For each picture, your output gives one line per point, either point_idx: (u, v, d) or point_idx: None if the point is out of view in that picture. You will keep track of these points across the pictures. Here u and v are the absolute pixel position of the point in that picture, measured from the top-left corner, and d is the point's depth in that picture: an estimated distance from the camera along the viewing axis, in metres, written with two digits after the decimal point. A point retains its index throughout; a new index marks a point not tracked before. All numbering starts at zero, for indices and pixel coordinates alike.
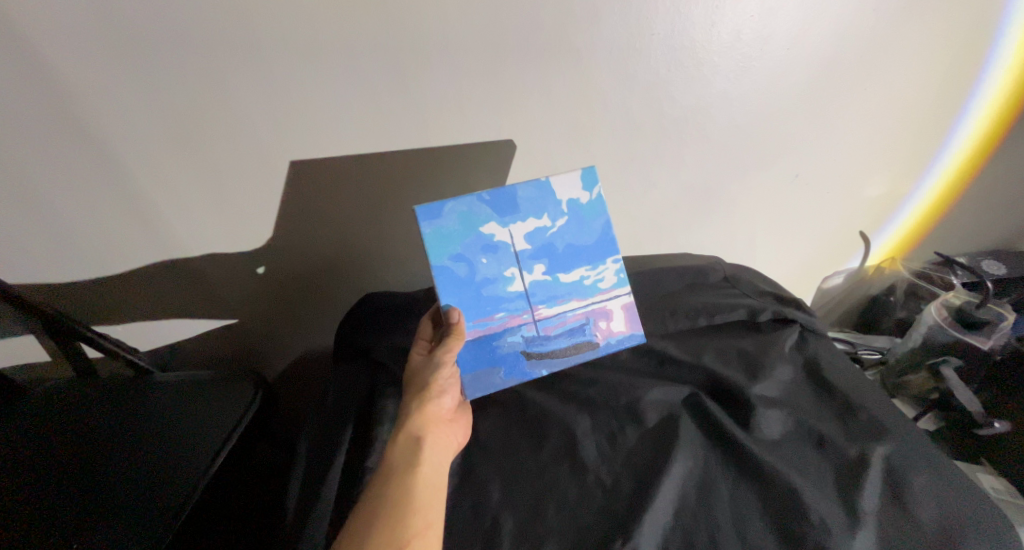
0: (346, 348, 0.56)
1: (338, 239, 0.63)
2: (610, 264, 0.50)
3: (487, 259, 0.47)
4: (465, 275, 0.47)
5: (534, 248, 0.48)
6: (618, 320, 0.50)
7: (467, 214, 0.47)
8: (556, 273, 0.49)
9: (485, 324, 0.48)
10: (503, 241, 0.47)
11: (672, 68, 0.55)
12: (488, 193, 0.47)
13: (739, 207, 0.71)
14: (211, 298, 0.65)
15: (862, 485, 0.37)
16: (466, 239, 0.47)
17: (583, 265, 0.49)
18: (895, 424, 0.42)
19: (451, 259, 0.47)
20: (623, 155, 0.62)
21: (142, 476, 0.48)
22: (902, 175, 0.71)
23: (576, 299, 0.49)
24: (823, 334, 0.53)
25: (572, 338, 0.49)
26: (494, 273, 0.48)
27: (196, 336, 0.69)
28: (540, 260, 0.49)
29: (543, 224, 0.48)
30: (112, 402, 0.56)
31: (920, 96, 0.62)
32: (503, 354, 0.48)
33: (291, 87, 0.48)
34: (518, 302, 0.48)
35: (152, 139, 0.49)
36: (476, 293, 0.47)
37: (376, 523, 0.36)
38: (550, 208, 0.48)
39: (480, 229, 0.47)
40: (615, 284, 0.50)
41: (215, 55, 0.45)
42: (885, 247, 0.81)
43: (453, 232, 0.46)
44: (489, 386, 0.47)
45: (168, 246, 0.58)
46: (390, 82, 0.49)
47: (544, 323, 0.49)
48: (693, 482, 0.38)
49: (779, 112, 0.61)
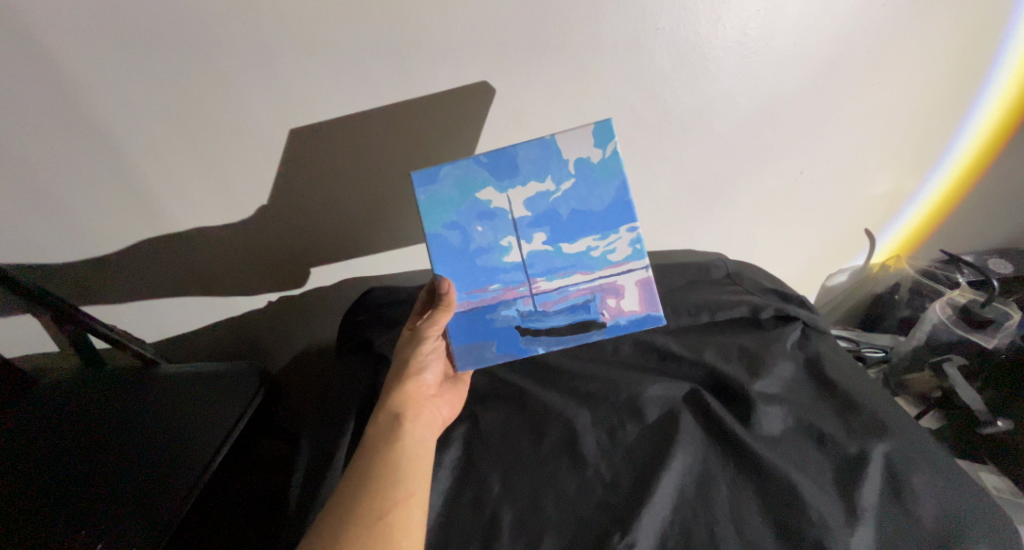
0: (351, 340, 0.57)
1: (342, 234, 0.64)
2: (622, 233, 0.49)
3: (484, 227, 0.49)
4: (461, 244, 0.49)
5: (535, 214, 0.49)
6: (630, 299, 0.50)
7: (465, 178, 0.48)
8: (559, 244, 0.49)
9: (479, 295, 0.50)
10: (500, 207, 0.49)
11: (676, 64, 0.55)
12: (487, 155, 0.48)
13: (744, 203, 0.71)
14: (216, 287, 0.66)
15: (861, 482, 0.37)
16: (463, 207, 0.48)
17: (590, 235, 0.49)
18: (898, 422, 0.42)
19: (447, 226, 0.49)
20: (627, 150, 0.62)
21: (149, 462, 0.49)
22: (909, 171, 0.71)
23: (580, 272, 0.50)
24: (826, 331, 0.53)
25: (574, 315, 0.50)
26: (492, 242, 0.49)
27: (208, 329, 0.71)
28: (541, 228, 0.49)
29: (546, 189, 0.48)
30: (117, 391, 0.57)
31: (928, 92, 0.62)
32: (499, 329, 0.50)
33: (296, 80, 0.49)
34: (516, 274, 0.50)
35: (156, 130, 0.50)
36: (471, 264, 0.49)
37: (363, 491, 0.37)
38: (553, 169, 0.48)
39: (477, 192, 0.48)
40: (628, 257, 0.49)
41: (219, 44, 0.45)
42: (891, 244, 0.80)
43: (449, 197, 0.49)
44: (483, 357, 0.50)
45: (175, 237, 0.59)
46: (392, 76, 0.50)
47: (542, 299, 0.50)
48: (693, 478, 0.38)
49: (786, 107, 0.61)
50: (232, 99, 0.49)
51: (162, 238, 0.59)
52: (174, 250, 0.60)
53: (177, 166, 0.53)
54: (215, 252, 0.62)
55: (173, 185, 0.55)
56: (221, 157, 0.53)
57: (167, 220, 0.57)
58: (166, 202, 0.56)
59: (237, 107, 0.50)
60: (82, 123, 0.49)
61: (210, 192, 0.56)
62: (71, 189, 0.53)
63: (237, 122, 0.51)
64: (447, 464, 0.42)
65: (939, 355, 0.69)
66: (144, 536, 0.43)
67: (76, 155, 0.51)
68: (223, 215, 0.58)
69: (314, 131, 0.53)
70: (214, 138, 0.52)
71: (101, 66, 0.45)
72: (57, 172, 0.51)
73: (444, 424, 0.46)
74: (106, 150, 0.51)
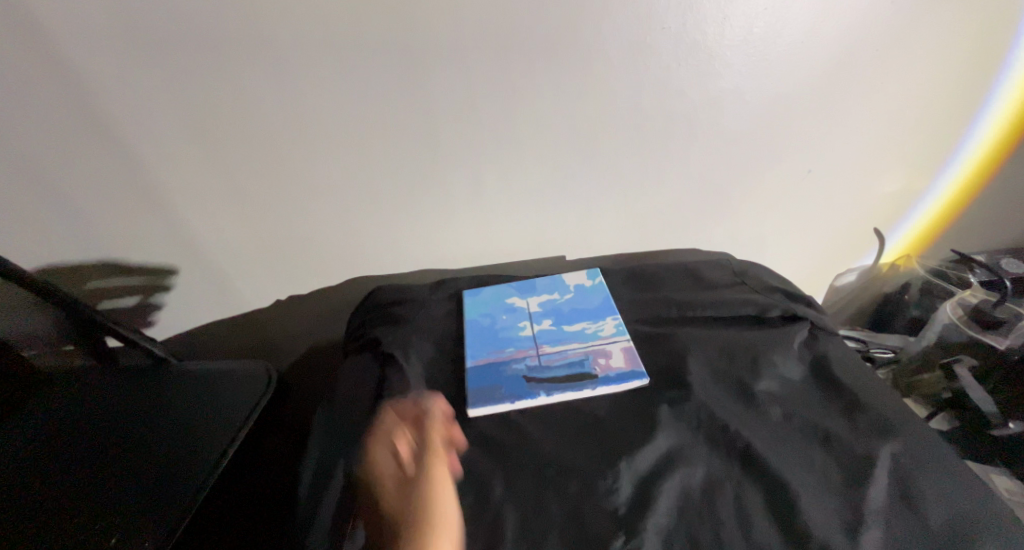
0: (358, 339, 0.57)
1: (351, 224, 0.68)
2: (611, 321, 0.55)
3: (507, 315, 0.58)
4: (488, 324, 0.57)
5: (544, 309, 0.58)
6: (617, 358, 0.50)
7: (498, 293, 0.62)
8: (561, 324, 0.56)
9: (496, 354, 0.52)
10: (520, 306, 0.60)
11: (681, 62, 0.56)
12: (515, 284, 0.64)
13: (750, 202, 0.71)
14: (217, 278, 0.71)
15: (868, 483, 0.37)
16: (494, 305, 0.60)
17: (584, 321, 0.56)
18: (907, 423, 0.42)
19: (480, 315, 0.58)
20: (629, 147, 0.64)
21: (161, 461, 0.50)
22: (920, 169, 0.70)
23: (577, 341, 0.53)
24: (833, 331, 0.52)
25: (571, 369, 0.49)
26: (510, 323, 0.57)
27: (224, 318, 0.75)
28: (548, 317, 0.57)
29: (554, 297, 0.60)
30: (134, 388, 0.59)
31: (940, 91, 0.61)
32: (508, 376, 0.49)
33: (310, 75, 0.54)
34: (526, 341, 0.54)
35: (164, 126, 0.56)
36: (493, 335, 0.55)
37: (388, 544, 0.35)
38: (560, 289, 0.62)
39: (505, 299, 0.61)
40: (615, 332, 0.53)
41: (247, 40, 0.51)
42: (901, 243, 0.79)
43: (484, 301, 0.61)
44: (490, 398, 0.47)
45: (179, 226, 0.64)
46: (400, 78, 0.55)
47: (546, 356, 0.51)
48: (698, 481, 0.38)
49: (794, 105, 0.61)
50: (244, 95, 0.55)
51: (168, 227, 0.64)
52: (180, 240, 0.66)
53: (188, 157, 0.59)
54: (219, 242, 0.67)
55: (185, 174, 0.60)
56: (232, 147, 0.59)
57: (172, 210, 0.63)
58: (172, 191, 0.62)
59: (247, 98, 0.55)
60: (92, 117, 0.54)
61: (218, 183, 0.61)
62: (86, 180, 0.58)
63: (248, 114, 0.56)
64: (452, 464, 0.42)
65: (949, 355, 0.68)
66: (157, 532, 0.43)
67: (91, 149, 0.56)
68: (235, 203, 0.64)
69: (336, 129, 0.59)
70: (226, 128, 0.57)
71: (120, 65, 0.51)
72: (73, 164, 0.57)
73: (448, 423, 0.46)
74: (114, 142, 0.56)
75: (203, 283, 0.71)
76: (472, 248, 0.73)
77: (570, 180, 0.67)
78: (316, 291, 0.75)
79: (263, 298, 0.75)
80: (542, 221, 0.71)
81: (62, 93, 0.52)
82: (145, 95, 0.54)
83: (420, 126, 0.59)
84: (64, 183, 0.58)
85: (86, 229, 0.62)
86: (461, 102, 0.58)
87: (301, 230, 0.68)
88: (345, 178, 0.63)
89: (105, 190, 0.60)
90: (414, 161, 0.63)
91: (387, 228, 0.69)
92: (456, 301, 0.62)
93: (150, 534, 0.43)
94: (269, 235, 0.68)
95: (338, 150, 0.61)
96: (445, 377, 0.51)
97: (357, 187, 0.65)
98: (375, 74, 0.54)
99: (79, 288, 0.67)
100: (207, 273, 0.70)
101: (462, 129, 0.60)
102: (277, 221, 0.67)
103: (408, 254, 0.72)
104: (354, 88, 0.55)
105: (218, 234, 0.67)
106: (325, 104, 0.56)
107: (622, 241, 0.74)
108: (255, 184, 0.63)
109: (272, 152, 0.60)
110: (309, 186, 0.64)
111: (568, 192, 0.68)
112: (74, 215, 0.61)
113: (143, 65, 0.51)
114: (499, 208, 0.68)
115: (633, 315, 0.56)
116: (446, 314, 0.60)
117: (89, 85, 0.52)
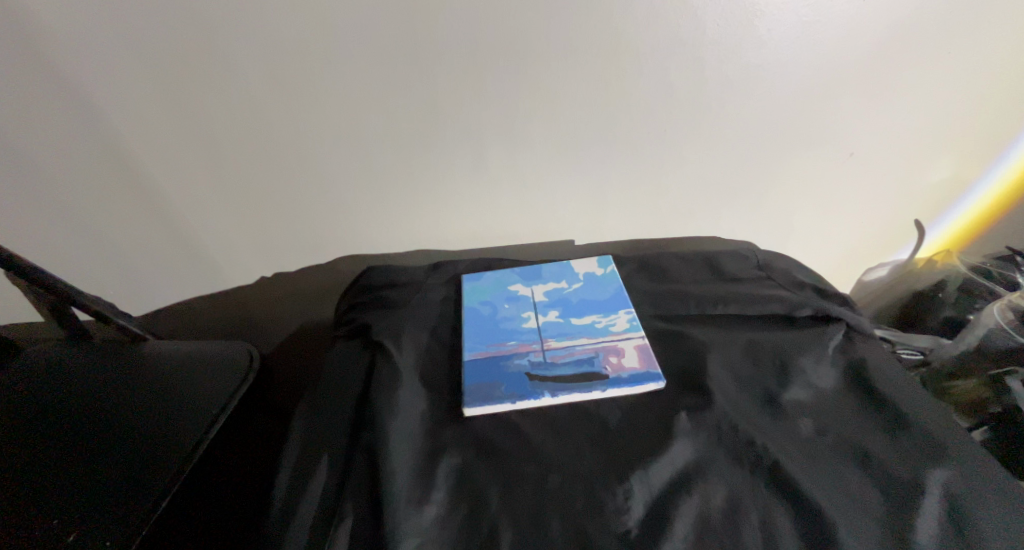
0: (346, 324, 0.53)
1: (343, 198, 0.63)
2: (623, 314, 0.50)
3: (509, 304, 0.53)
4: (489, 314, 0.52)
5: (550, 299, 0.53)
6: (630, 357, 0.45)
7: (501, 279, 0.57)
8: (568, 317, 0.51)
9: (496, 348, 0.48)
10: (524, 294, 0.55)
11: (722, 24, 0.50)
12: (520, 270, 0.59)
13: (778, 187, 0.66)
14: (196, 252, 0.66)
15: (916, 512, 0.33)
16: (495, 293, 0.55)
17: (594, 314, 0.51)
18: (959, 444, 0.37)
19: (479, 303, 0.53)
20: (656, 121, 0.58)
21: (122, 450, 0.45)
22: (974, 157, 0.63)
23: (585, 337, 0.48)
24: (871, 335, 0.47)
25: (579, 367, 0.45)
26: (513, 314, 0.52)
27: (205, 293, 0.70)
28: (555, 308, 0.52)
29: (560, 286, 0.55)
30: (105, 369, 0.54)
31: (1009, 66, 0.54)
32: (509, 372, 0.45)
33: (299, 25, 0.47)
34: (529, 334, 0.49)
35: (131, 77, 0.49)
36: (494, 326, 0.50)
37: None
38: (568, 277, 0.57)
39: (508, 286, 0.56)
40: (627, 328, 0.48)
41: None
42: (942, 236, 0.73)
43: (486, 288, 0.56)
44: (489, 396, 0.42)
45: (154, 191, 0.59)
46: (399, 32, 0.48)
47: (551, 352, 0.47)
48: (720, 502, 0.34)
49: (841, 75, 0.55)
50: (221, 45, 0.48)
51: (141, 190, 0.59)
52: (155, 208, 0.60)
53: (158, 115, 0.53)
54: (197, 212, 0.62)
55: (154, 134, 0.54)
56: (207, 105, 0.52)
57: (144, 172, 0.57)
58: (141, 153, 0.56)
59: (226, 49, 0.48)
60: (48, 64, 0.48)
61: (190, 144, 0.55)
62: (46, 136, 0.53)
63: (225, 68, 0.50)
64: (444, 470, 0.37)
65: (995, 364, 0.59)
66: (127, 528, 0.39)
67: (48, 101, 0.50)
68: (211, 168, 0.58)
69: (328, 89, 0.52)
70: (200, 84, 0.51)
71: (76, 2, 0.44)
72: (32, 116, 0.51)
73: (440, 423, 0.41)
74: (74, 93, 0.50)
75: (182, 256, 0.66)
76: (473, 228, 0.67)
77: (584, 157, 0.61)
78: (305, 269, 0.70)
79: (247, 274, 0.69)
80: (552, 200, 0.65)
81: (10, 32, 0.45)
82: (106, 42, 0.47)
83: (421, 90, 0.53)
84: (20, 141, 0.52)
85: (48, 192, 0.57)
86: (468, 62, 0.51)
87: (289, 202, 0.62)
88: (336, 147, 0.58)
89: (70, 150, 0.54)
90: (413, 131, 0.57)
91: (382, 204, 0.64)
92: (454, 286, 0.57)
93: (119, 530, 0.39)
94: (254, 206, 0.62)
95: (329, 115, 0.55)
96: (439, 370, 0.46)
97: (352, 157, 0.59)
98: (371, 27, 0.48)
99: (45, 258, 0.62)
100: (186, 246, 0.65)
101: (468, 95, 0.54)
102: (261, 193, 0.61)
103: (405, 233, 0.67)
104: (348, 43, 0.49)
105: (198, 203, 0.61)
106: (313, 61, 0.50)
107: (635, 225, 0.69)
108: (237, 150, 0.57)
109: (256, 114, 0.54)
110: (297, 154, 0.58)
111: (581, 170, 0.62)
112: (34, 177, 0.55)
113: (103, 6, 0.44)
114: (505, 185, 0.63)
115: (648, 309, 0.51)
116: (443, 300, 0.55)
117: (40, 28, 0.45)
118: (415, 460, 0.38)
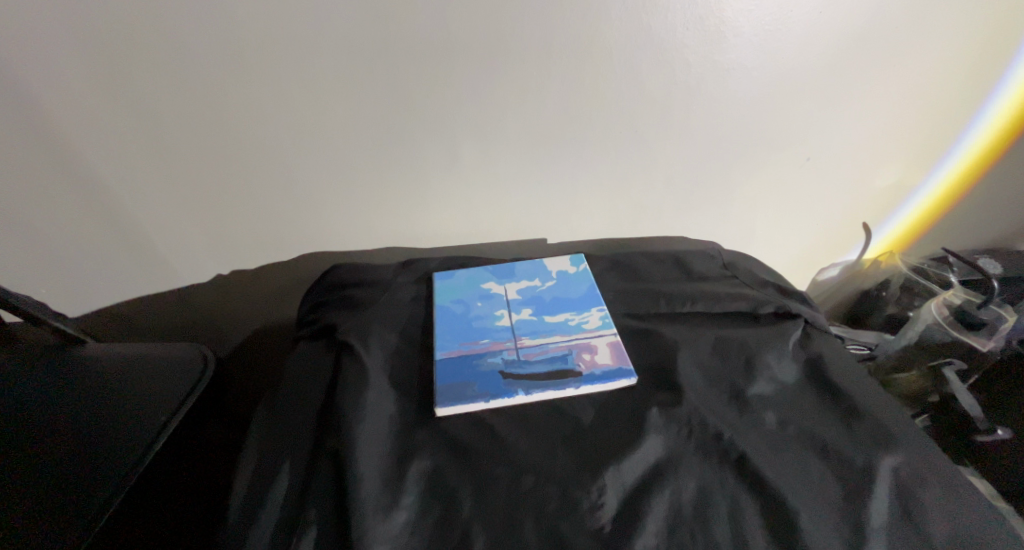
0: (312, 325, 0.50)
1: (308, 194, 0.60)
2: (596, 312, 0.50)
3: (482, 302, 0.53)
4: (461, 312, 0.51)
5: (523, 297, 0.53)
6: (604, 354, 0.45)
7: (473, 277, 0.56)
8: (541, 314, 0.51)
9: (469, 346, 0.47)
10: (497, 292, 0.54)
11: (691, 30, 0.51)
12: (492, 268, 0.58)
13: (740, 192, 0.68)
14: (143, 250, 0.61)
15: (869, 499, 0.35)
16: (468, 291, 0.54)
17: (568, 312, 0.51)
18: (905, 431, 0.39)
19: (452, 301, 0.52)
20: (628, 123, 0.59)
21: (53, 466, 0.41)
22: (915, 164, 0.68)
23: (559, 334, 0.48)
24: (828, 330, 0.50)
25: (552, 365, 0.45)
26: (486, 312, 0.51)
27: (155, 293, 0.66)
28: (528, 306, 0.52)
29: (534, 284, 0.55)
30: (43, 372, 0.50)
31: (945, 81, 0.59)
32: (483, 371, 0.44)
33: (261, 12, 0.45)
34: (503, 332, 0.49)
35: (68, 60, 0.45)
36: (467, 325, 0.50)
37: None
38: (541, 275, 0.57)
39: (480, 285, 0.55)
40: (600, 326, 0.49)
41: None
42: (886, 238, 0.78)
43: (458, 286, 0.55)
44: (462, 396, 0.41)
45: (94, 184, 0.55)
46: (369, 22, 0.47)
47: (524, 350, 0.46)
48: (690, 496, 0.35)
49: (799, 84, 0.57)
50: (171, 29, 0.45)
51: (80, 183, 0.54)
52: (96, 201, 0.56)
53: (99, 101, 0.49)
54: (144, 206, 0.58)
55: (95, 122, 0.50)
56: (157, 92, 0.49)
57: (81, 164, 0.53)
58: (79, 142, 0.51)
59: (179, 33, 0.45)
60: None
61: (137, 133, 0.52)
62: None
63: (176, 53, 0.46)
64: (414, 475, 0.36)
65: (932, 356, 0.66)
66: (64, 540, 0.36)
67: None
68: (160, 159, 0.54)
69: (292, 79, 0.50)
70: (149, 70, 0.47)
71: None
72: None
73: (411, 425, 0.40)
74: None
75: (127, 254, 0.61)
76: (444, 225, 0.66)
77: (557, 156, 0.61)
78: (267, 267, 0.67)
79: (201, 272, 0.65)
80: (524, 198, 0.65)
81: None
82: (39, 16, 0.43)
83: (391, 83, 0.52)
84: None
85: None
86: (440, 58, 0.50)
87: (249, 196, 0.59)
88: (300, 139, 0.55)
89: None
90: (382, 126, 0.55)
91: (349, 200, 0.62)
92: (425, 284, 0.56)
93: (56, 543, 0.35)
94: (209, 198, 0.58)
95: (293, 106, 0.52)
96: (410, 371, 0.45)
97: (317, 151, 0.56)
98: (339, 17, 0.46)
99: None
100: (131, 242, 0.60)
101: (441, 91, 0.53)
102: (217, 188, 0.58)
103: (374, 230, 0.65)
104: (314, 33, 0.47)
105: (144, 195, 0.57)
106: (276, 49, 0.48)
107: (606, 225, 0.70)
108: (189, 141, 0.53)
109: (210, 102, 0.51)
110: (257, 146, 0.55)
111: (554, 168, 0.62)
112: None
113: None
114: (477, 183, 0.62)
115: (620, 307, 0.52)
116: (413, 299, 0.53)
117: None
118: (385, 464, 0.37)
